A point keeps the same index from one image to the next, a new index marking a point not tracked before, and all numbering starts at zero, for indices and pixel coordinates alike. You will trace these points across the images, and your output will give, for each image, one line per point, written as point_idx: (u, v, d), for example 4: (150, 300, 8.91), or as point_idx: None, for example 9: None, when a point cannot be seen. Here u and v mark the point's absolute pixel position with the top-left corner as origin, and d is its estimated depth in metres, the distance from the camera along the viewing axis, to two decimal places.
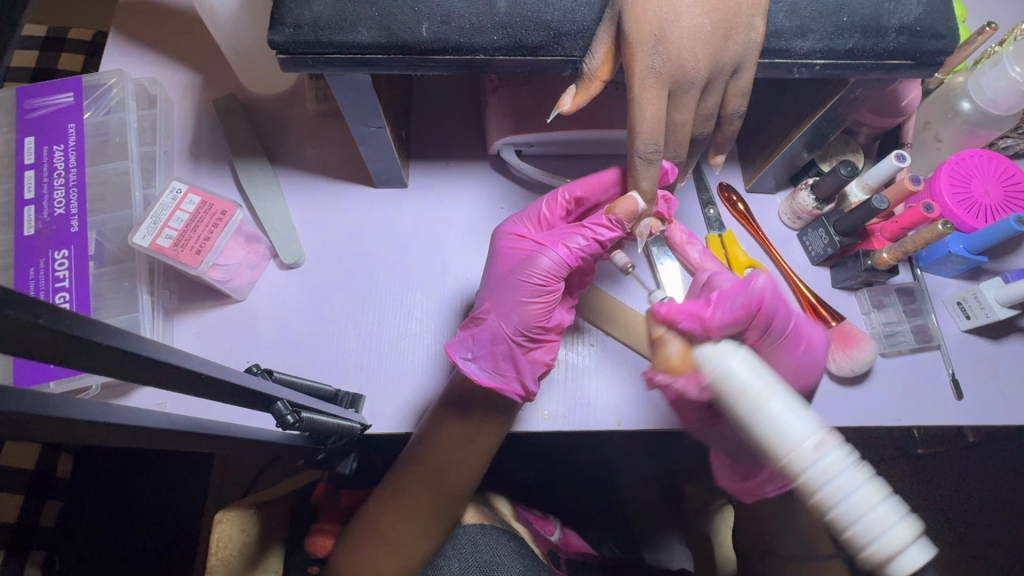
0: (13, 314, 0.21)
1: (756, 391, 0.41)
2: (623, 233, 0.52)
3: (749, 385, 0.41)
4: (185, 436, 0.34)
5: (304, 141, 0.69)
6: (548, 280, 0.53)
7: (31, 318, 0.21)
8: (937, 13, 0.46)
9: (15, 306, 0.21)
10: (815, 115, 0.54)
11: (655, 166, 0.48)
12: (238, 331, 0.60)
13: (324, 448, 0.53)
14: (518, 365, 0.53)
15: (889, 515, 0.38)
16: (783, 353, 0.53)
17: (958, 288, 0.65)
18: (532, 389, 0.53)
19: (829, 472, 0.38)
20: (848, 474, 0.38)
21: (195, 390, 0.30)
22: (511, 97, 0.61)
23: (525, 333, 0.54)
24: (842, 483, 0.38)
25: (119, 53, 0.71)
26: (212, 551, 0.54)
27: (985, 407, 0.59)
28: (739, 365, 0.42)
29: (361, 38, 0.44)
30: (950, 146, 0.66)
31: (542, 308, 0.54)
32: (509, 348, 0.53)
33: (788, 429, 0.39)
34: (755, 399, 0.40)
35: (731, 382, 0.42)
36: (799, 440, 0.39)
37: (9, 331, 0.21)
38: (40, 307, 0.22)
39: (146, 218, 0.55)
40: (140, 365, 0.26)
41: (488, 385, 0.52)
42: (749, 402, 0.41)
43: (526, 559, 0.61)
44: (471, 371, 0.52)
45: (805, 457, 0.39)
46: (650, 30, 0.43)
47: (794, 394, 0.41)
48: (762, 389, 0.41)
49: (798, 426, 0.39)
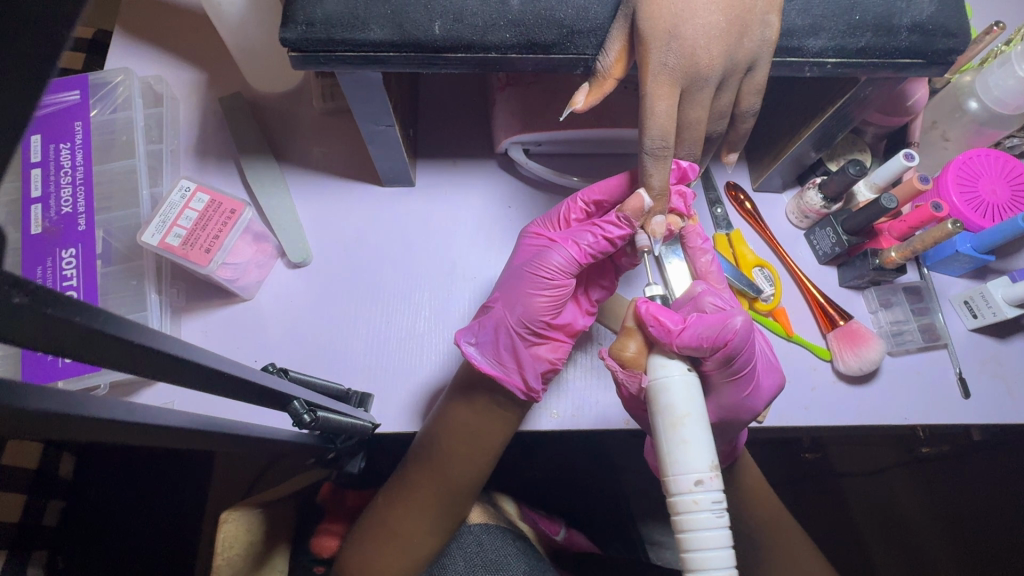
0: (53, 313, 0.20)
1: (678, 411, 0.41)
2: (632, 232, 0.51)
3: (676, 407, 0.41)
4: (202, 435, 0.34)
5: (311, 140, 0.68)
6: (556, 275, 0.53)
7: (70, 317, 0.21)
8: (949, 11, 0.46)
9: (55, 305, 0.20)
10: (825, 114, 0.54)
11: (666, 162, 0.46)
12: (245, 330, 0.60)
13: (334, 447, 0.53)
14: (519, 358, 0.53)
15: (720, 559, 0.38)
16: (741, 391, 0.49)
17: (965, 287, 0.65)
18: (532, 384, 0.53)
19: (695, 504, 0.39)
20: (711, 515, 0.38)
21: (218, 390, 0.30)
22: (520, 95, 0.61)
23: (530, 326, 0.54)
24: (705, 519, 0.38)
25: (125, 51, 0.71)
26: (218, 551, 0.54)
27: (992, 406, 0.60)
28: (676, 387, 0.42)
29: (373, 36, 0.44)
30: (956, 145, 0.66)
31: (549, 303, 0.54)
32: (511, 339, 0.53)
33: (676, 452, 0.40)
34: (674, 415, 0.41)
35: (660, 397, 0.42)
36: (680, 465, 0.40)
37: (48, 330, 0.20)
38: (77, 307, 0.21)
39: (154, 216, 0.54)
40: (170, 365, 0.26)
41: (486, 372, 0.51)
42: (661, 418, 0.41)
43: (531, 558, 0.61)
44: (472, 356, 0.52)
45: (679, 484, 0.39)
46: (663, 26, 0.43)
47: (710, 433, 0.41)
48: (680, 415, 0.41)
49: (688, 457, 0.39)
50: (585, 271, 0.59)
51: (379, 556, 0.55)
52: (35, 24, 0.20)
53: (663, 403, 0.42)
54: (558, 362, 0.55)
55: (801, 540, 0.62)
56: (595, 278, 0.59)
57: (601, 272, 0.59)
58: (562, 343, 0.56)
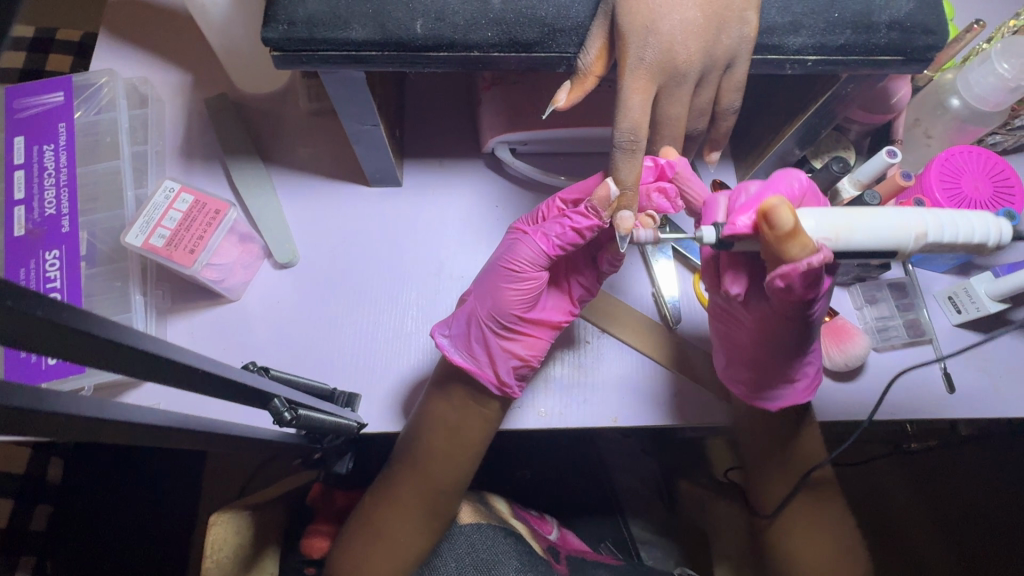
0: (13, 306, 0.21)
1: (846, 219, 0.42)
2: (601, 222, 0.50)
3: (839, 223, 0.41)
4: (186, 435, 0.33)
5: (297, 141, 0.68)
6: (526, 268, 0.54)
7: (30, 309, 0.21)
8: (927, 9, 0.46)
9: (15, 298, 0.21)
10: (807, 112, 0.54)
11: (637, 158, 0.46)
12: (232, 331, 0.60)
13: (321, 448, 0.53)
14: (491, 350, 0.55)
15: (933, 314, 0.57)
16: None
17: (950, 283, 0.65)
18: (504, 378, 0.54)
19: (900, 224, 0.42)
20: (906, 214, 0.42)
21: (194, 386, 0.30)
22: (504, 95, 0.61)
23: (502, 319, 0.54)
24: (907, 223, 0.42)
25: (109, 52, 0.70)
26: (207, 554, 0.54)
27: (978, 401, 0.60)
28: (829, 215, 0.42)
29: (354, 34, 0.44)
30: (940, 142, 0.67)
31: (520, 297, 0.54)
32: (483, 332, 0.55)
33: (887, 237, 0.42)
34: (852, 223, 0.41)
35: (851, 242, 0.42)
36: (898, 229, 0.42)
37: (8, 323, 0.21)
38: (38, 299, 0.22)
39: (138, 217, 0.54)
40: (141, 358, 0.26)
41: (458, 363, 0.54)
42: (860, 243, 0.42)
43: (525, 557, 0.59)
44: (446, 348, 0.55)
45: (901, 236, 0.42)
46: (641, 22, 0.43)
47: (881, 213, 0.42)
48: (857, 225, 0.42)
49: (901, 213, 0.42)
50: (568, 266, 0.59)
51: (369, 556, 0.55)
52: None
53: (852, 244, 0.42)
54: (531, 358, 0.55)
55: (818, 524, 0.58)
56: (577, 277, 0.58)
57: (583, 271, 0.58)
58: (537, 338, 0.56)
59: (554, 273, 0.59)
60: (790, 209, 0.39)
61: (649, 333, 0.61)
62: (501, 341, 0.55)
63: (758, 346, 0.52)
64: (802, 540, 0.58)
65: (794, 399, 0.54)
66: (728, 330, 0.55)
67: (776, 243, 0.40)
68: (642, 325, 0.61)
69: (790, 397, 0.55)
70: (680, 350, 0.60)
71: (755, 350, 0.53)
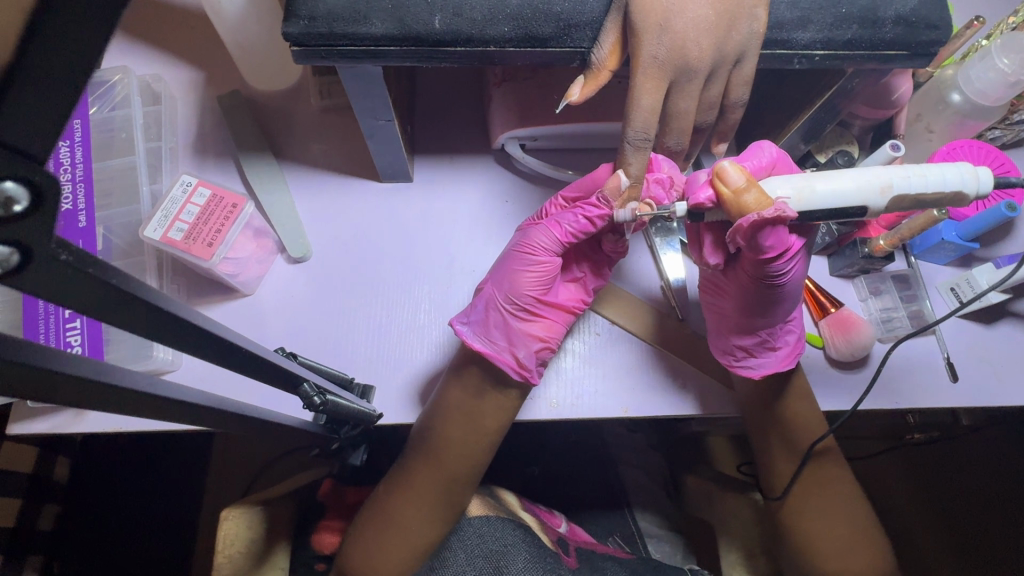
0: (94, 274, 0.21)
1: (806, 181, 0.42)
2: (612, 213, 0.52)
3: (799, 186, 0.42)
4: (217, 413, 0.34)
5: (308, 137, 0.69)
6: (540, 253, 0.56)
7: (107, 278, 0.22)
8: (931, 4, 0.48)
9: (96, 268, 0.21)
10: (813, 106, 0.55)
11: (644, 151, 0.48)
12: (248, 324, 0.60)
13: (338, 439, 0.54)
14: (510, 335, 0.56)
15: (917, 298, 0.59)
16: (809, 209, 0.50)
17: (951, 275, 0.67)
18: (523, 361, 0.55)
19: (863, 179, 0.42)
20: (870, 170, 0.42)
21: (235, 366, 0.31)
22: (515, 91, 0.62)
23: (518, 303, 0.56)
24: (873, 177, 0.42)
25: (121, 49, 0.71)
26: (219, 549, 0.56)
27: (980, 389, 0.61)
28: (788, 180, 0.42)
29: (374, 29, 0.45)
30: (941, 137, 0.68)
31: (535, 284, 0.56)
32: (500, 317, 0.56)
33: (854, 194, 0.42)
34: (811, 184, 0.42)
35: (815, 203, 0.42)
36: (862, 185, 0.42)
37: (85, 290, 0.21)
38: (112, 271, 0.22)
39: (156, 211, 0.55)
40: (194, 335, 0.27)
41: (477, 348, 0.54)
42: (826, 203, 0.42)
43: (533, 548, 0.60)
44: (464, 333, 0.56)
45: (869, 190, 0.42)
46: (655, 18, 0.44)
47: (842, 170, 0.42)
48: (820, 185, 0.42)
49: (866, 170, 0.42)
50: (577, 257, 0.61)
51: (382, 546, 0.56)
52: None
53: (818, 204, 0.42)
54: (550, 339, 0.57)
55: (828, 505, 0.59)
56: (588, 266, 0.60)
57: (594, 260, 0.60)
58: (552, 322, 0.57)
59: (563, 264, 0.61)
60: (738, 169, 0.42)
61: (657, 324, 0.62)
62: (519, 325, 0.56)
63: (738, 310, 0.54)
64: (811, 521, 0.59)
65: (776, 365, 0.55)
66: (717, 300, 0.57)
67: (732, 201, 0.42)
68: (650, 317, 0.62)
69: (767, 364, 0.56)
70: (688, 340, 0.61)
71: (736, 314, 0.54)
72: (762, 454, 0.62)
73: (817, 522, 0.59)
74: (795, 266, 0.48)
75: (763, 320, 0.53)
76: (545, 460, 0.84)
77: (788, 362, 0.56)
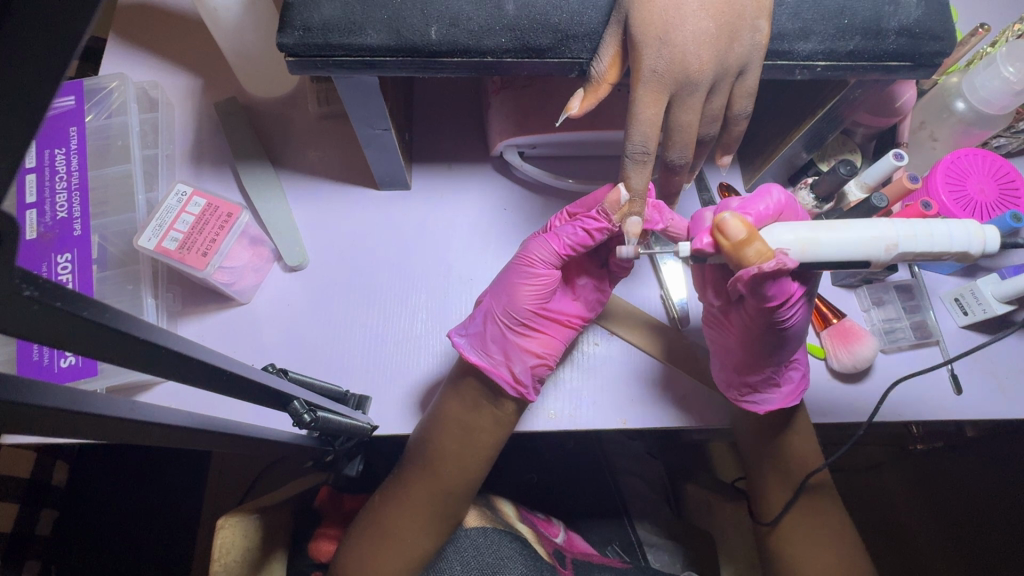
0: (61, 306, 0.21)
1: (817, 233, 0.44)
2: (611, 226, 0.51)
3: (804, 238, 0.44)
4: (206, 435, 0.34)
5: (306, 145, 0.69)
6: (538, 266, 0.56)
7: (75, 310, 0.21)
8: (934, 16, 0.47)
9: (63, 299, 0.21)
10: (814, 116, 0.54)
11: (647, 168, 0.48)
12: (242, 334, 0.60)
13: (334, 450, 0.53)
14: (506, 350, 0.56)
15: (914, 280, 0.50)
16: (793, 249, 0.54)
17: (955, 284, 0.66)
18: (518, 376, 0.54)
19: (874, 235, 0.44)
20: (878, 226, 0.44)
21: (217, 387, 0.30)
22: (513, 99, 0.61)
23: (515, 317, 0.56)
24: (885, 232, 0.44)
25: (119, 56, 0.71)
26: (214, 558, 0.53)
27: (984, 401, 0.60)
28: (796, 231, 0.44)
29: (370, 40, 0.44)
30: (945, 145, 0.67)
31: (533, 295, 0.56)
32: (499, 331, 0.56)
33: (857, 248, 0.44)
34: (823, 236, 0.44)
35: (820, 252, 0.44)
36: (867, 241, 0.44)
37: (56, 323, 0.21)
38: (85, 303, 0.22)
39: (151, 221, 0.54)
40: (171, 360, 0.26)
41: (473, 362, 0.54)
42: (832, 253, 0.44)
43: (530, 560, 0.59)
44: (461, 345, 0.55)
45: (873, 246, 0.44)
46: (655, 31, 0.44)
47: (852, 225, 0.44)
48: (826, 236, 0.44)
49: (874, 224, 0.44)
50: (577, 268, 0.60)
51: (376, 556, 0.55)
52: (51, 14, 0.20)
53: (820, 254, 0.44)
54: (546, 356, 0.56)
55: (818, 519, 0.59)
56: (587, 279, 0.59)
57: (595, 274, 0.59)
58: (549, 337, 0.57)
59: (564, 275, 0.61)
60: (740, 222, 0.43)
61: (658, 335, 0.61)
62: (515, 339, 0.56)
63: (741, 346, 0.53)
64: (798, 538, 0.59)
65: (780, 402, 0.55)
66: (719, 335, 0.56)
67: (731, 252, 0.43)
68: (651, 328, 0.61)
69: (767, 398, 0.55)
70: (689, 353, 0.60)
71: (737, 347, 0.53)
72: (758, 469, 0.61)
73: (810, 550, 0.58)
74: (799, 311, 0.49)
75: (765, 354, 0.52)
76: (544, 468, 0.83)
77: (783, 394, 0.55)
